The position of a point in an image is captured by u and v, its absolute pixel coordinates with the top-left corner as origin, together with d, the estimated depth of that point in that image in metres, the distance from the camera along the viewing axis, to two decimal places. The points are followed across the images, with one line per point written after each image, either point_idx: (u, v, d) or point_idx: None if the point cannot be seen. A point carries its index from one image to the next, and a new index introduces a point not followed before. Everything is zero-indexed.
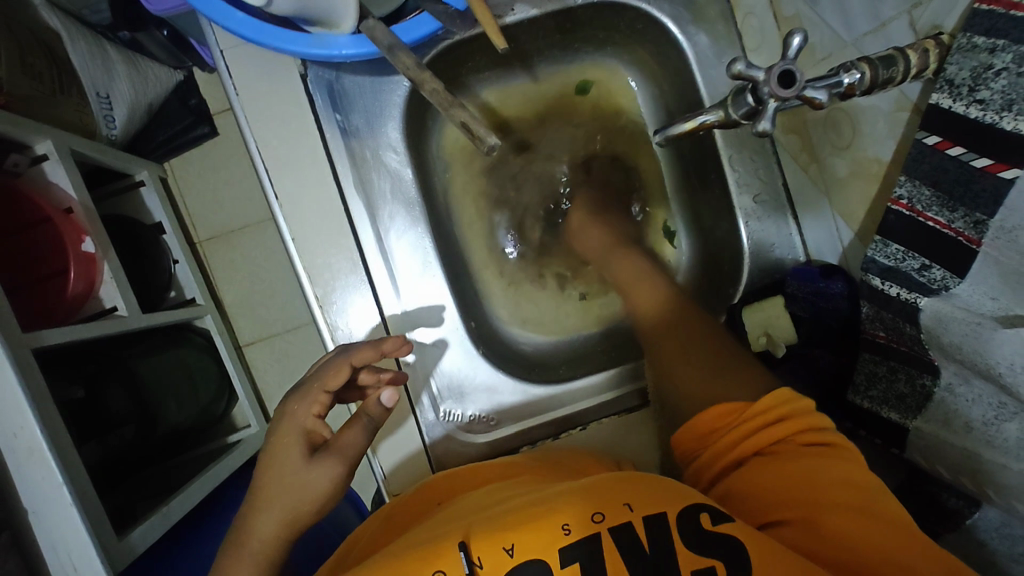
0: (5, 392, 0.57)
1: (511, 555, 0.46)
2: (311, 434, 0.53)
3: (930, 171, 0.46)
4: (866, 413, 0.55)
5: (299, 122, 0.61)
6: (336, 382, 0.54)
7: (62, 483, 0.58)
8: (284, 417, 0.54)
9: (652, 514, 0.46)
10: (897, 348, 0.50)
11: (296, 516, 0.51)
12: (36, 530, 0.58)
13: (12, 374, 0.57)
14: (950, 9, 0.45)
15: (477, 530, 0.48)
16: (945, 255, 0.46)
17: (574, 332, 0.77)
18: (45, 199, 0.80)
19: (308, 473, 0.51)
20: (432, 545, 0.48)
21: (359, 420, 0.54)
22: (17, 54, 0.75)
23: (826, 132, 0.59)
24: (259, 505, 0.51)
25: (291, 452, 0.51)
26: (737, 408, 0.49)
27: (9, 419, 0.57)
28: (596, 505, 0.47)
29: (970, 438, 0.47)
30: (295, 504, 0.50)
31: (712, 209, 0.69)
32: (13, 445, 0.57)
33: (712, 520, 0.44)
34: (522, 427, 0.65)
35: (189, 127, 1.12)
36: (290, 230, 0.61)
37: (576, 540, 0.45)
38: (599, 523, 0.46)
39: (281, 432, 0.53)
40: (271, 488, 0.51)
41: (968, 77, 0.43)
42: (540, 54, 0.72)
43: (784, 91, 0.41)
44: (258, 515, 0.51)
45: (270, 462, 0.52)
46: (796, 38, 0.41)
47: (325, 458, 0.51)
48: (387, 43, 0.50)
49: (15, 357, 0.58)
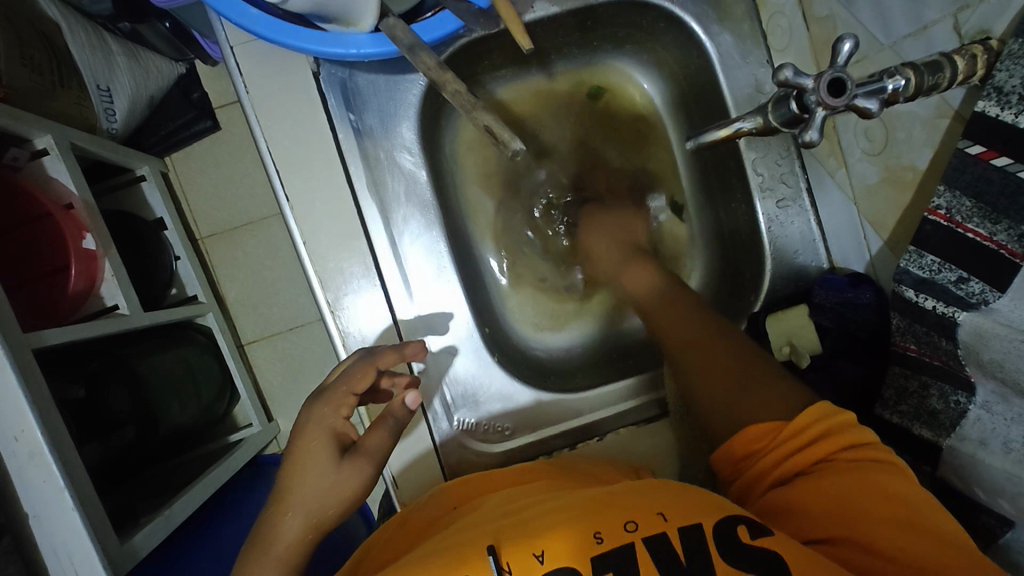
0: (6, 395, 0.55)
1: (541, 562, 0.44)
2: (339, 435, 0.51)
3: (972, 181, 0.44)
4: (895, 427, 0.53)
5: (312, 122, 0.59)
6: (363, 385, 0.53)
7: (65, 487, 0.57)
8: (311, 421, 0.52)
9: (686, 524, 0.45)
10: (929, 361, 0.49)
11: (322, 521, 0.49)
12: (37, 536, 0.56)
13: (13, 376, 0.56)
14: (999, 14, 0.43)
15: (506, 536, 0.46)
16: (985, 268, 0.44)
17: (588, 338, 0.75)
18: (45, 194, 0.78)
19: (327, 467, 0.49)
20: (457, 551, 0.46)
21: (384, 421, 0.53)
22: (17, 46, 0.73)
23: (858, 137, 0.56)
24: (280, 509, 0.49)
25: (319, 455, 0.50)
26: (769, 431, 0.48)
27: (10, 422, 0.56)
28: (629, 515, 0.45)
29: (1009, 460, 0.44)
30: (322, 507, 0.49)
31: (733, 213, 0.67)
32: (14, 448, 0.55)
33: (750, 533, 0.43)
34: (537, 437, 0.63)
35: (193, 122, 1.10)
36: (302, 234, 0.59)
37: (609, 548, 0.44)
38: (632, 532, 0.44)
39: (309, 429, 0.51)
40: (300, 486, 0.49)
41: (1018, 84, 0.40)
42: (558, 52, 0.70)
43: (834, 99, 0.39)
44: (284, 517, 0.49)
45: (297, 463, 0.50)
46: (846, 44, 0.39)
47: (354, 459, 0.50)
48: (407, 42, 0.48)
49: (16, 359, 0.56)
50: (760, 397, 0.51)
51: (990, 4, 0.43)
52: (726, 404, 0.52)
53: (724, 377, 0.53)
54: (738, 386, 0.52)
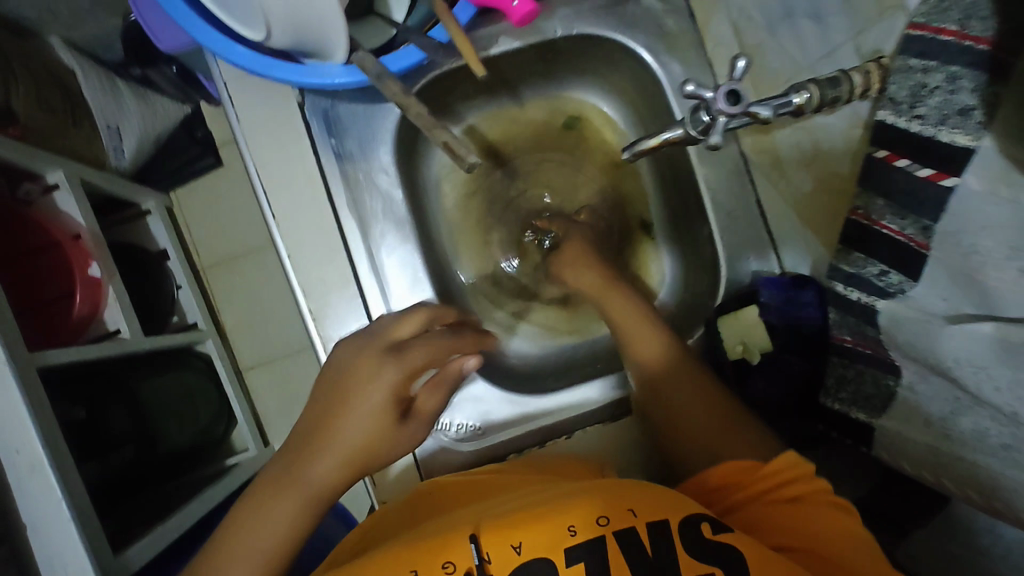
0: (10, 410, 0.60)
1: (518, 552, 0.47)
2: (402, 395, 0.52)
3: (880, 182, 0.49)
4: (837, 414, 0.56)
5: (296, 147, 0.65)
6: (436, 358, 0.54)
7: (61, 498, 0.60)
8: (378, 381, 0.51)
9: (655, 520, 0.48)
10: (863, 350, 0.53)
11: (359, 469, 0.52)
12: (34, 545, 0.59)
13: (17, 391, 0.60)
14: (888, 35, 0.49)
15: (488, 524, 0.49)
16: (899, 261, 0.49)
17: (565, 346, 0.79)
18: (55, 225, 0.85)
19: (372, 412, 0.51)
20: (437, 538, 0.50)
21: (440, 383, 0.55)
22: (35, 92, 0.83)
23: (793, 151, 0.62)
24: (309, 449, 0.51)
25: (388, 417, 0.51)
26: (750, 468, 0.52)
27: (14, 436, 0.60)
28: (602, 509, 0.49)
29: (929, 433, 0.47)
30: (369, 459, 0.52)
31: (690, 222, 0.72)
32: (16, 460, 0.59)
33: (711, 529, 0.48)
34: (507, 435, 0.67)
35: (195, 159, 1.18)
36: (287, 248, 0.65)
37: (582, 541, 0.47)
38: (604, 527, 0.48)
39: (369, 380, 0.51)
40: (342, 433, 0.51)
41: (908, 96, 0.46)
42: (524, 82, 0.77)
43: (731, 108, 0.45)
44: (320, 459, 0.51)
45: (348, 414, 0.51)
46: (742, 61, 0.45)
47: (413, 422, 0.54)
48: (375, 71, 0.52)
49: (22, 377, 0.61)
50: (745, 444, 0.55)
51: (883, 26, 0.49)
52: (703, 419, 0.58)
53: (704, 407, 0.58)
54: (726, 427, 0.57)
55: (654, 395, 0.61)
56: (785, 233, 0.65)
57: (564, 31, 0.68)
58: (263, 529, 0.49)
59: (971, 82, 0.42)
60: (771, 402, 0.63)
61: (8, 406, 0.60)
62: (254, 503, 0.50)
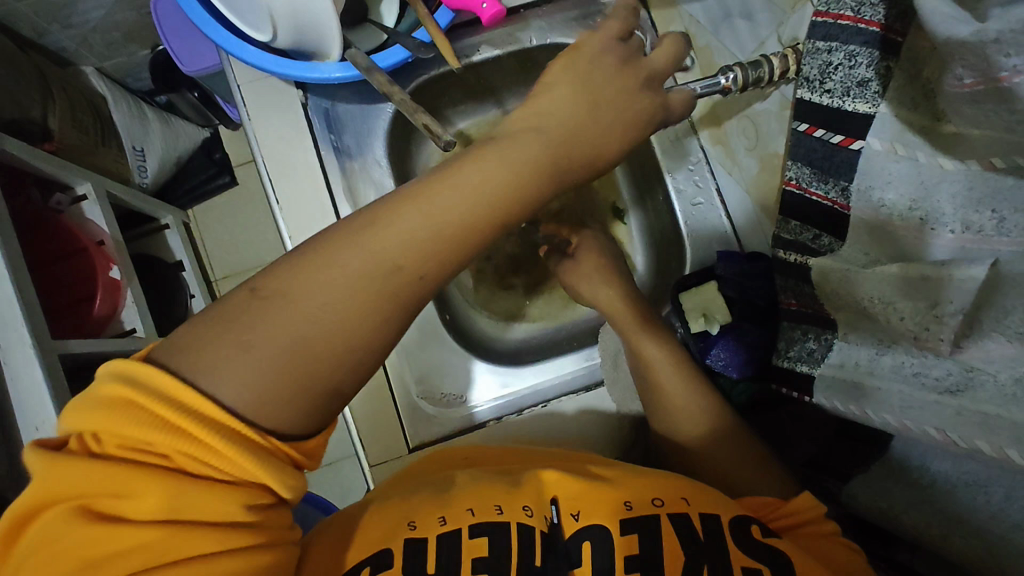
0: (34, 390, 0.70)
1: (576, 520, 0.52)
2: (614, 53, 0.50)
3: (806, 153, 0.55)
4: (788, 372, 0.61)
5: (299, 141, 0.73)
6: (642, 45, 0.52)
7: None
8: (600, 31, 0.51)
9: (705, 511, 0.52)
10: (806, 311, 0.59)
11: (561, 158, 0.46)
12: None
13: (40, 373, 0.70)
14: (800, 25, 0.55)
15: (564, 490, 0.54)
16: (828, 225, 0.55)
17: (545, 328, 0.85)
18: (82, 232, 0.96)
19: (620, 123, 0.49)
20: (506, 489, 0.54)
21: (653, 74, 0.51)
22: (70, 113, 0.96)
23: (741, 137, 0.67)
24: (529, 128, 0.46)
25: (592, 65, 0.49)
26: (770, 504, 0.55)
27: (34, 415, 0.69)
28: (659, 493, 0.53)
29: (858, 371, 0.51)
30: (558, 149, 0.46)
31: (660, 211, 0.79)
32: (36, 436, 0.69)
33: (761, 532, 0.51)
34: (487, 404, 0.74)
35: (213, 177, 1.30)
36: (290, 229, 0.72)
37: (637, 514, 0.51)
38: (659, 507, 0.52)
39: (627, 64, 0.50)
40: (554, 122, 0.47)
41: (818, 74, 0.52)
42: (507, 89, 0.85)
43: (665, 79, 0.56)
44: (529, 138, 0.46)
45: (596, 105, 0.48)
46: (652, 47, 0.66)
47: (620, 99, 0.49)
48: (366, 65, 0.60)
49: (46, 361, 0.71)
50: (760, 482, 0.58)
51: (796, 18, 0.55)
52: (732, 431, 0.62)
53: (734, 452, 0.61)
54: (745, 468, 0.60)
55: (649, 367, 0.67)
56: (740, 214, 0.72)
57: (539, 40, 0.77)
58: (456, 193, 0.43)
59: (866, 58, 0.47)
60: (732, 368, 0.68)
61: (33, 387, 0.70)
62: (443, 175, 0.44)
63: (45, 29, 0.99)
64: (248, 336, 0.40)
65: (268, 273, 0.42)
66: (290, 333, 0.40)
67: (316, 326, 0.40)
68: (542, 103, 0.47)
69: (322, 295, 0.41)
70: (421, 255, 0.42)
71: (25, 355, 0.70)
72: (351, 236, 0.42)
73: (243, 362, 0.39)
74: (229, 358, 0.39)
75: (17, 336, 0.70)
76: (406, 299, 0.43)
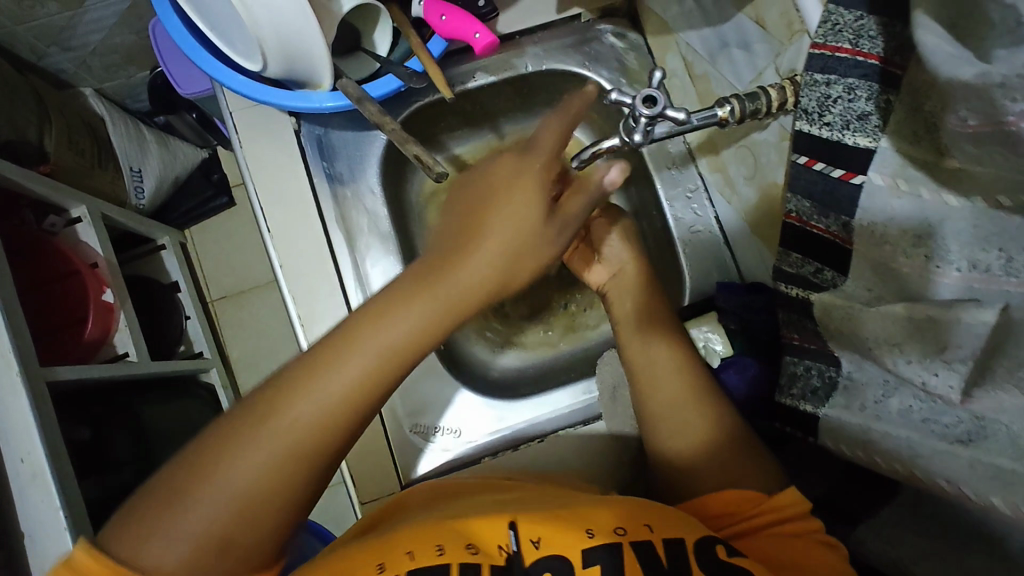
0: (20, 420, 0.68)
1: (536, 547, 0.49)
2: (545, 173, 0.51)
3: (806, 185, 0.53)
4: (790, 411, 0.58)
5: (292, 169, 0.72)
6: (551, 146, 0.52)
7: (59, 506, 0.67)
8: (513, 159, 0.51)
9: (670, 537, 0.49)
10: (809, 346, 0.56)
11: (495, 280, 0.49)
12: (29, 549, 0.66)
13: (26, 402, 0.68)
14: (798, 57, 0.53)
15: (527, 516, 0.51)
16: (831, 259, 0.53)
17: (544, 357, 0.83)
18: (77, 255, 0.95)
19: (547, 243, 0.51)
20: (472, 521, 0.51)
21: (582, 191, 0.52)
22: (67, 135, 0.96)
23: (738, 166, 0.67)
24: (456, 261, 0.48)
25: (521, 192, 0.49)
26: (751, 499, 0.54)
27: (19, 445, 0.68)
28: (621, 521, 0.50)
29: (864, 415, 0.50)
30: (504, 262, 0.49)
31: (657, 238, 0.78)
32: (20, 468, 0.67)
33: (727, 552, 0.49)
34: (483, 438, 0.72)
35: (211, 199, 1.29)
36: (280, 260, 0.71)
37: (599, 543, 0.48)
38: (621, 536, 0.49)
39: (548, 185, 0.50)
40: (486, 246, 0.48)
41: (816, 106, 0.50)
42: (503, 115, 0.85)
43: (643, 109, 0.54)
44: (463, 261, 0.48)
45: (513, 217, 0.49)
46: (657, 74, 0.53)
47: (557, 217, 0.51)
48: (357, 95, 0.60)
49: (33, 390, 0.70)
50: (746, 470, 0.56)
51: (791, 50, 0.53)
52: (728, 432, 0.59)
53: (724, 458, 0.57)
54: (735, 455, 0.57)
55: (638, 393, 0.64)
56: (741, 248, 0.71)
57: (535, 66, 0.76)
58: (362, 350, 0.45)
59: (865, 91, 0.46)
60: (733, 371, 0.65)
61: (19, 417, 0.68)
62: (371, 325, 0.46)
63: (43, 51, 0.98)
64: (187, 513, 0.42)
65: (201, 440, 0.45)
66: (227, 500, 0.43)
67: (257, 488, 0.44)
68: (475, 233, 0.49)
69: (244, 464, 0.43)
70: (339, 414, 0.45)
71: (13, 384, 0.69)
72: (273, 400, 0.45)
73: (180, 532, 0.42)
74: (169, 531, 0.42)
75: (4, 365, 0.68)
76: (321, 453, 0.45)
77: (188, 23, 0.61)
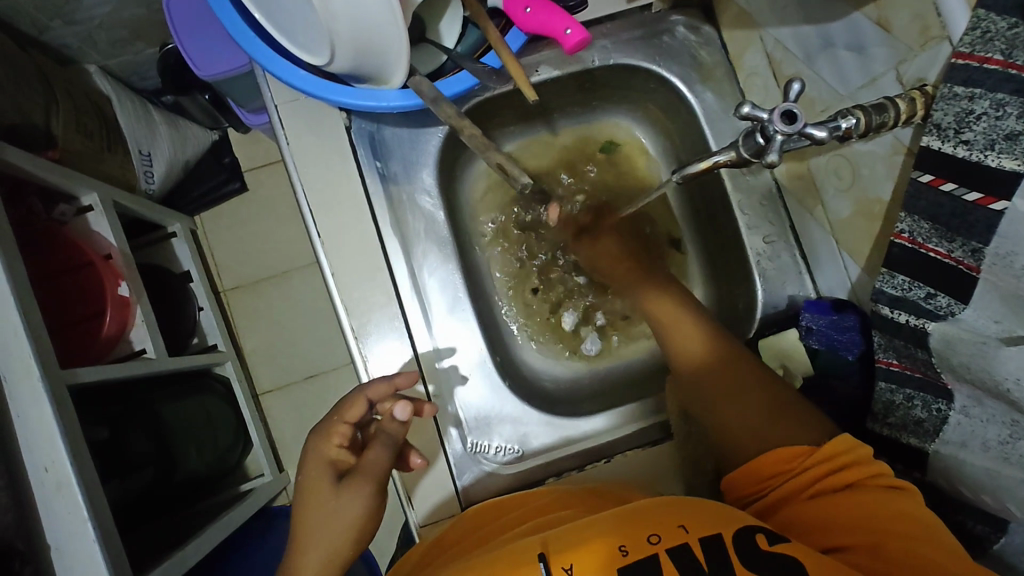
0: (42, 428, 0.60)
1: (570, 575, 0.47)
2: (336, 463, 0.57)
3: (927, 207, 0.50)
4: (884, 439, 0.56)
5: (343, 169, 0.67)
6: (353, 412, 0.58)
7: (87, 519, 0.61)
8: (311, 454, 0.58)
9: (708, 536, 0.47)
10: (911, 374, 0.53)
11: (337, 555, 0.55)
12: (58, 565, 0.60)
13: (49, 407, 0.61)
14: (931, 64, 0.51)
15: (556, 543, 0.50)
16: (949, 285, 0.49)
17: (597, 367, 0.80)
18: (88, 245, 0.89)
19: (343, 524, 0.55)
20: (505, 557, 0.50)
21: (380, 439, 0.57)
22: (75, 117, 0.89)
23: (830, 176, 0.63)
24: (302, 547, 0.55)
25: (321, 484, 0.56)
26: (800, 453, 0.51)
27: (41, 455, 0.60)
28: (654, 528, 0.49)
29: (988, 457, 0.48)
30: (336, 534, 0.54)
31: (724, 245, 0.74)
32: (44, 479, 0.60)
33: (768, 540, 0.47)
34: (547, 459, 0.67)
35: (222, 184, 1.23)
36: (331, 266, 0.66)
37: (635, 560, 0.47)
38: (656, 545, 0.48)
39: (330, 481, 0.56)
40: (312, 541, 0.54)
41: (954, 121, 0.47)
42: (559, 110, 0.79)
43: (787, 126, 0.46)
44: (302, 553, 0.55)
45: (305, 500, 0.56)
46: (796, 84, 0.46)
47: (352, 481, 0.55)
48: (433, 95, 0.56)
49: (57, 394, 0.62)
50: (792, 424, 0.54)
51: (924, 57, 0.52)
52: (736, 388, 0.58)
53: (757, 410, 0.56)
54: (775, 413, 0.56)
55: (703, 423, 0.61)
56: (822, 260, 0.66)
57: (601, 61, 0.70)
58: None
59: (1017, 108, 0.44)
60: (836, 332, 0.62)
61: (40, 424, 0.61)
62: None
63: (46, 25, 0.89)
64: None
65: None
66: None
67: None
68: (305, 525, 0.55)
69: None
70: None
71: (33, 390, 0.61)
72: None
73: None
74: None
75: (24, 369, 0.61)
76: None
77: (243, 12, 0.56)
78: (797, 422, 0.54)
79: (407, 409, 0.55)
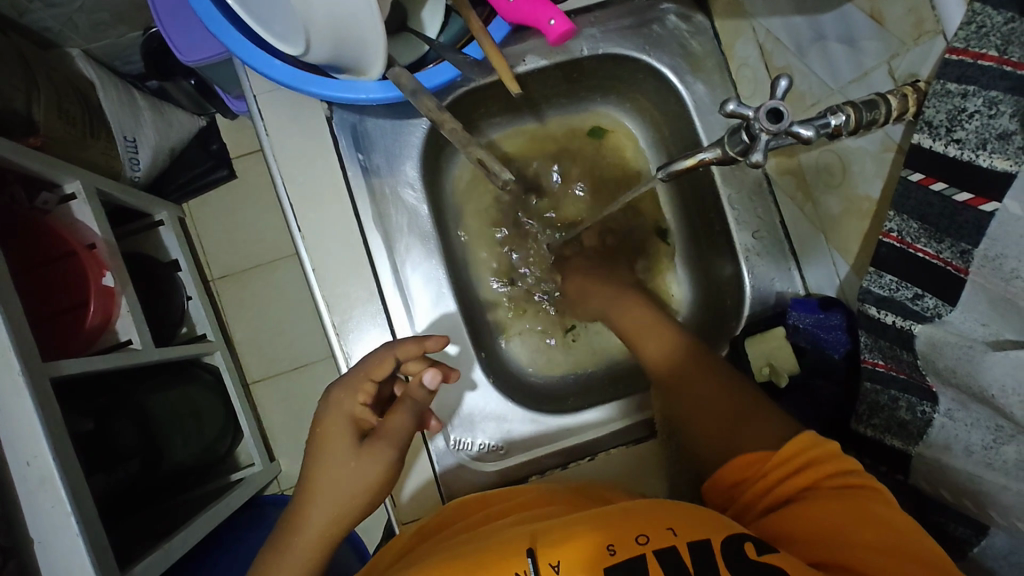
0: (23, 420, 0.59)
1: (556, 572, 0.47)
2: (359, 421, 0.57)
3: (916, 206, 0.49)
4: (868, 441, 0.55)
5: (324, 162, 0.65)
6: (381, 371, 0.58)
7: (70, 513, 0.60)
8: (330, 407, 0.57)
9: (696, 539, 0.47)
10: (896, 375, 0.52)
11: (344, 516, 0.54)
12: (42, 560, 0.59)
13: (29, 400, 0.60)
14: (923, 60, 0.50)
15: (545, 539, 0.49)
16: (936, 286, 0.49)
17: (583, 363, 0.80)
18: (71, 235, 0.86)
19: (354, 490, 0.54)
20: (492, 553, 0.50)
21: (405, 404, 0.57)
22: (56, 102, 0.86)
23: (821, 173, 0.62)
24: (309, 502, 0.54)
25: (340, 441, 0.55)
26: (759, 459, 0.52)
27: (23, 448, 0.59)
28: (639, 528, 0.48)
29: (971, 462, 0.47)
30: (346, 496, 0.54)
31: (712, 240, 0.73)
32: (26, 473, 0.59)
33: (756, 550, 0.46)
34: (531, 456, 0.67)
35: (209, 171, 1.21)
36: (311, 261, 0.64)
37: (622, 560, 0.47)
38: (644, 545, 0.47)
39: (351, 439, 0.55)
40: (320, 499, 0.54)
41: (945, 119, 0.46)
42: (547, 101, 0.78)
43: (773, 125, 0.45)
44: (308, 509, 0.54)
45: (317, 455, 0.55)
46: (783, 81, 0.45)
47: (373, 443, 0.55)
48: (411, 87, 0.54)
49: (38, 388, 0.61)
50: (756, 425, 0.54)
51: (916, 51, 0.50)
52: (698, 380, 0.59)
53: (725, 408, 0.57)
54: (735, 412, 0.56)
55: (680, 425, 0.60)
56: (810, 258, 0.65)
57: (590, 50, 0.68)
58: None
59: (1011, 107, 0.43)
60: (821, 330, 0.62)
61: (19, 417, 0.59)
62: None
63: (25, 7, 0.87)
64: None
65: None
66: None
67: None
68: (315, 481, 0.54)
69: None
70: None
71: (14, 384, 0.59)
72: None
73: None
74: None
75: (3, 362, 0.59)
76: None
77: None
78: (761, 419, 0.55)
79: (437, 376, 0.58)
